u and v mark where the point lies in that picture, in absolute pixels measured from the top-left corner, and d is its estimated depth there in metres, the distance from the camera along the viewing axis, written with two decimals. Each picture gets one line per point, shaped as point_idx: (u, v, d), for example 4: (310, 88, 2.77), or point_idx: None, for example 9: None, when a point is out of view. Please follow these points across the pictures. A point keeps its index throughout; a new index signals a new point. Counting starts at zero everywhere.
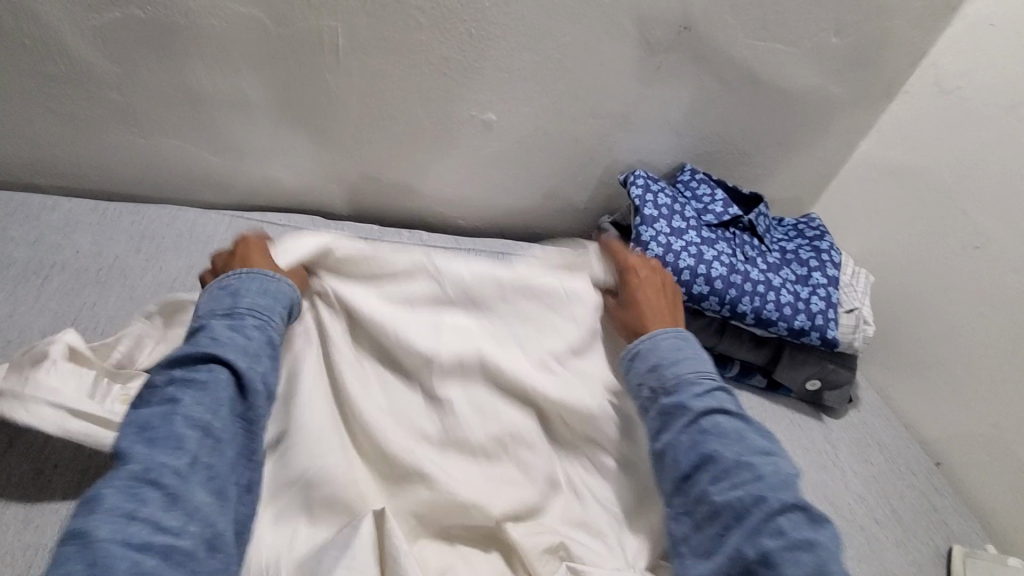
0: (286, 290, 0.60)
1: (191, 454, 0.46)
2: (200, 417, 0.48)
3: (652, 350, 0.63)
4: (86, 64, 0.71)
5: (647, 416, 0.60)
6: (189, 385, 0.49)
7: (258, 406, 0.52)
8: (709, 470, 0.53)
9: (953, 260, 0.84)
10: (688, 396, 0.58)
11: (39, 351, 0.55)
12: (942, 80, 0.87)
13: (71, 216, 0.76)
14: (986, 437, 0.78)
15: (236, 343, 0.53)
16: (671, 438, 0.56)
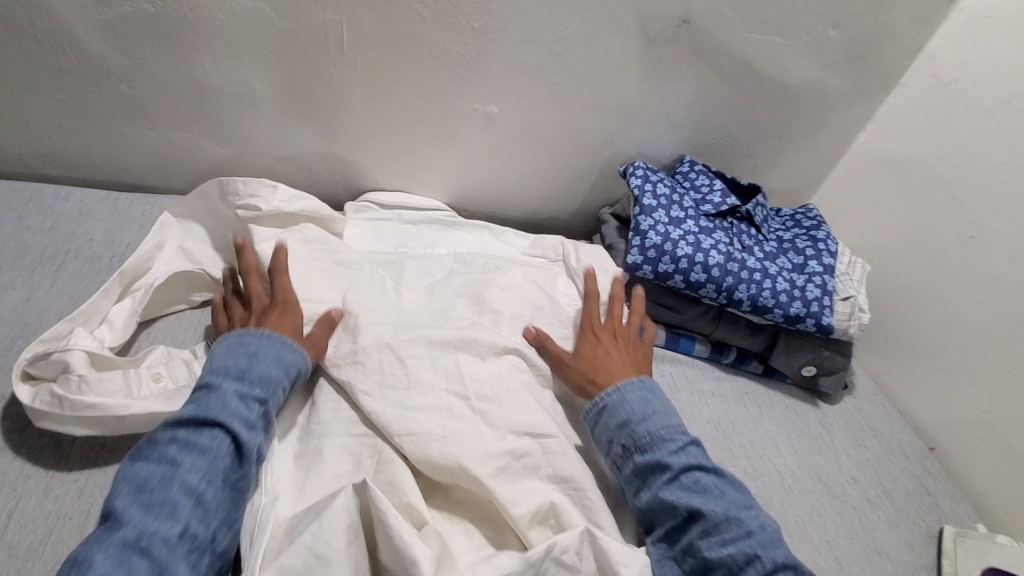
0: (295, 359, 0.62)
1: (182, 524, 0.48)
2: (195, 486, 0.50)
3: (619, 407, 0.66)
4: (98, 57, 0.73)
5: (623, 472, 0.63)
6: (192, 448, 0.51)
7: (251, 475, 0.54)
8: (698, 526, 0.58)
9: (947, 249, 0.85)
10: (665, 452, 0.62)
11: (60, 360, 0.56)
12: (939, 72, 0.88)
13: (84, 205, 0.78)
14: (979, 423, 0.79)
15: (241, 412, 0.55)
16: (652, 495, 0.60)
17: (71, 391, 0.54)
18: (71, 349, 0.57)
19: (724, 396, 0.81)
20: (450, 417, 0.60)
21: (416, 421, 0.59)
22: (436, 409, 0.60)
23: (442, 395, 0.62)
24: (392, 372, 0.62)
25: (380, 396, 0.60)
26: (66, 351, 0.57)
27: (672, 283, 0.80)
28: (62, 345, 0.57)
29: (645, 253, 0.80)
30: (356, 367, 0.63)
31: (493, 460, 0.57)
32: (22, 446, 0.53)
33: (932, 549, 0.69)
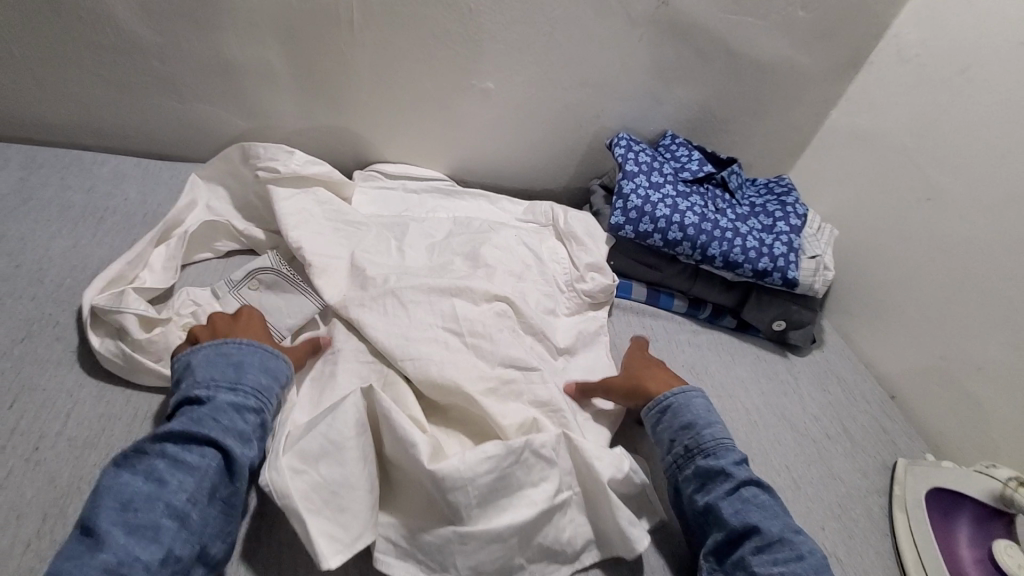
0: (287, 369, 0.62)
1: (164, 548, 0.46)
2: (183, 507, 0.48)
3: (686, 409, 0.67)
4: (133, 34, 0.81)
5: (682, 472, 0.64)
6: (179, 466, 0.50)
7: (242, 490, 0.53)
8: (752, 540, 0.58)
9: (907, 212, 0.92)
10: (728, 461, 0.63)
11: (122, 320, 0.61)
12: (902, 49, 0.95)
13: (120, 170, 0.87)
14: (933, 369, 0.86)
15: (234, 427, 0.54)
16: (712, 499, 0.61)
17: (134, 349, 0.60)
18: (129, 311, 0.62)
19: (699, 345, 0.89)
20: (446, 349, 0.67)
21: (416, 349, 0.66)
22: (433, 342, 0.68)
23: (440, 331, 0.69)
24: (395, 310, 0.70)
25: (384, 327, 0.68)
26: (122, 311, 0.62)
27: (652, 242, 0.88)
28: (118, 304, 0.62)
29: (627, 214, 0.87)
30: (363, 305, 0.70)
31: (483, 383, 0.65)
32: (73, 362, 0.60)
33: (884, 476, 0.76)
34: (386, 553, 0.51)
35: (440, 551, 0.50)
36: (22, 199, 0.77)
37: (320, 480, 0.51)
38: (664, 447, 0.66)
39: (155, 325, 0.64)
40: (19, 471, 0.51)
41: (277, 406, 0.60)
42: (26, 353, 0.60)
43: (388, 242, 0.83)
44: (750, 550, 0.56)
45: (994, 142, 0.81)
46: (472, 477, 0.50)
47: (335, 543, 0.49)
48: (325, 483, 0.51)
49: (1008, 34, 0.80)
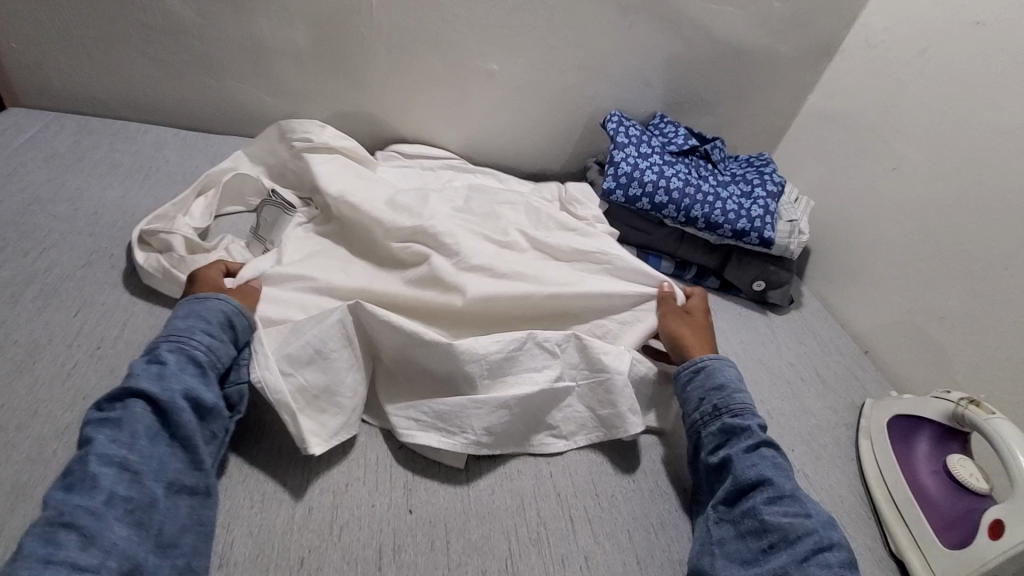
0: (216, 305, 0.61)
1: (107, 490, 0.46)
2: (114, 454, 0.48)
3: (719, 371, 0.68)
4: (179, 17, 0.92)
5: (707, 428, 0.65)
6: (105, 424, 0.50)
7: (185, 422, 0.52)
8: (765, 492, 0.59)
9: (876, 181, 1.00)
10: (754, 422, 0.64)
11: (166, 241, 0.71)
12: (871, 36, 1.04)
13: (161, 138, 0.96)
14: (901, 323, 0.94)
15: (150, 371, 0.54)
16: (733, 453, 0.62)
17: (173, 266, 0.68)
18: (174, 234, 0.71)
19: None
20: (491, 275, 0.75)
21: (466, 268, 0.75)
22: (479, 270, 0.75)
23: (470, 258, 0.75)
24: (445, 237, 0.76)
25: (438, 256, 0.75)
26: (170, 234, 0.71)
27: (640, 206, 0.96)
28: (167, 227, 0.72)
29: (618, 180, 0.95)
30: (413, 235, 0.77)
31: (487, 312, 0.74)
32: (128, 284, 0.69)
33: (854, 413, 0.83)
34: (410, 428, 0.61)
35: (457, 417, 0.61)
36: (77, 157, 0.87)
37: (304, 384, 0.59)
38: (691, 404, 0.67)
39: (195, 252, 0.72)
40: (85, 363, 0.59)
41: (212, 339, 0.59)
42: (86, 276, 0.68)
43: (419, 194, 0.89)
44: (761, 500, 0.57)
45: (950, 114, 0.89)
46: (485, 351, 0.64)
47: (314, 435, 0.58)
48: (309, 386, 0.59)
49: (960, 17, 0.88)
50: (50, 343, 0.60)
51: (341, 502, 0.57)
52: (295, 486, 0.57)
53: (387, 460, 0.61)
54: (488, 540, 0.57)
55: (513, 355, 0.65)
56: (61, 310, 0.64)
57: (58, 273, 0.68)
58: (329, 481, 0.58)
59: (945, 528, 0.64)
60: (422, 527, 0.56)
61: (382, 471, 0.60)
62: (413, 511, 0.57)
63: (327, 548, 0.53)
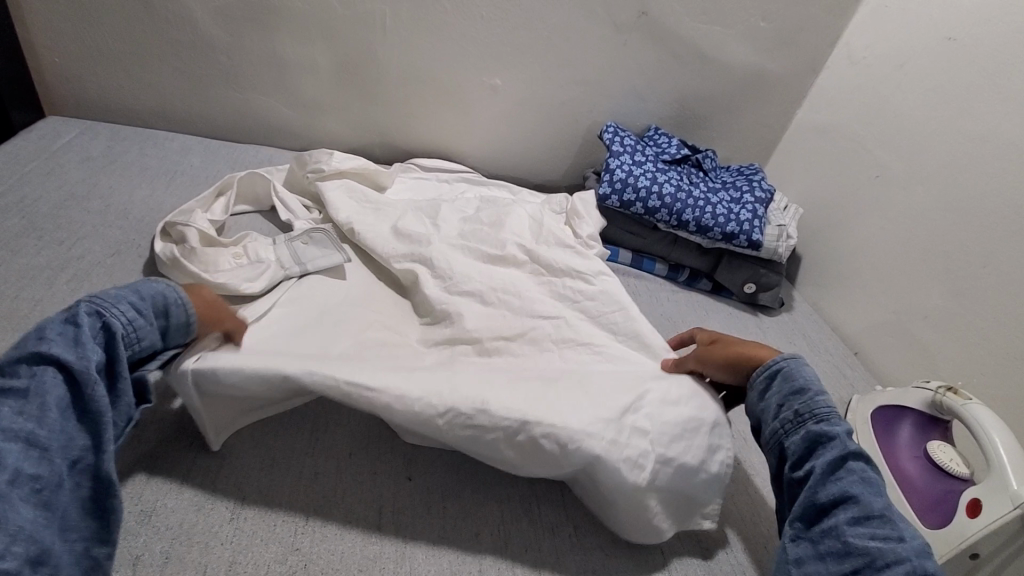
0: (154, 282, 0.57)
1: (11, 470, 0.43)
2: (18, 429, 0.45)
3: (799, 374, 0.62)
4: (208, 36, 1.00)
5: (788, 438, 0.59)
6: (8, 395, 0.46)
7: (98, 399, 0.49)
8: (850, 510, 0.52)
9: (861, 189, 1.05)
10: (842, 430, 0.57)
11: (181, 233, 0.76)
12: (852, 54, 1.10)
13: (186, 146, 1.03)
14: (889, 324, 0.96)
15: (63, 337, 0.49)
16: (816, 466, 0.56)
17: (185, 257, 0.74)
18: (189, 227, 0.77)
19: (678, 302, 1.01)
20: (482, 302, 0.79)
21: (455, 293, 0.80)
22: (472, 295, 0.80)
23: (464, 273, 0.81)
24: (441, 262, 0.82)
25: (430, 280, 0.81)
26: (186, 227, 0.77)
27: (634, 210, 1.01)
28: (184, 220, 0.77)
29: (613, 186, 1.00)
30: (408, 256, 0.84)
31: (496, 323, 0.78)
32: (154, 272, 0.75)
33: (841, 407, 0.86)
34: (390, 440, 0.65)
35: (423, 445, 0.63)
36: (109, 161, 0.94)
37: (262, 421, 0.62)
38: (771, 411, 0.61)
39: (210, 246, 0.78)
40: None
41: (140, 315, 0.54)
42: (115, 264, 0.74)
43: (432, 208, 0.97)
44: (844, 519, 0.51)
45: (928, 123, 0.94)
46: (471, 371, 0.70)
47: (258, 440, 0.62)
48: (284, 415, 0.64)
49: (933, 33, 0.95)
50: None
51: (345, 470, 0.61)
52: (304, 451, 0.62)
53: (390, 433, 0.66)
54: (482, 507, 0.61)
55: (498, 443, 0.57)
56: (93, 291, 0.69)
57: (90, 260, 0.73)
58: (334, 450, 0.63)
59: (926, 511, 0.66)
60: (421, 492, 0.61)
61: (385, 442, 0.65)
62: (412, 479, 0.62)
63: (331, 508, 0.57)
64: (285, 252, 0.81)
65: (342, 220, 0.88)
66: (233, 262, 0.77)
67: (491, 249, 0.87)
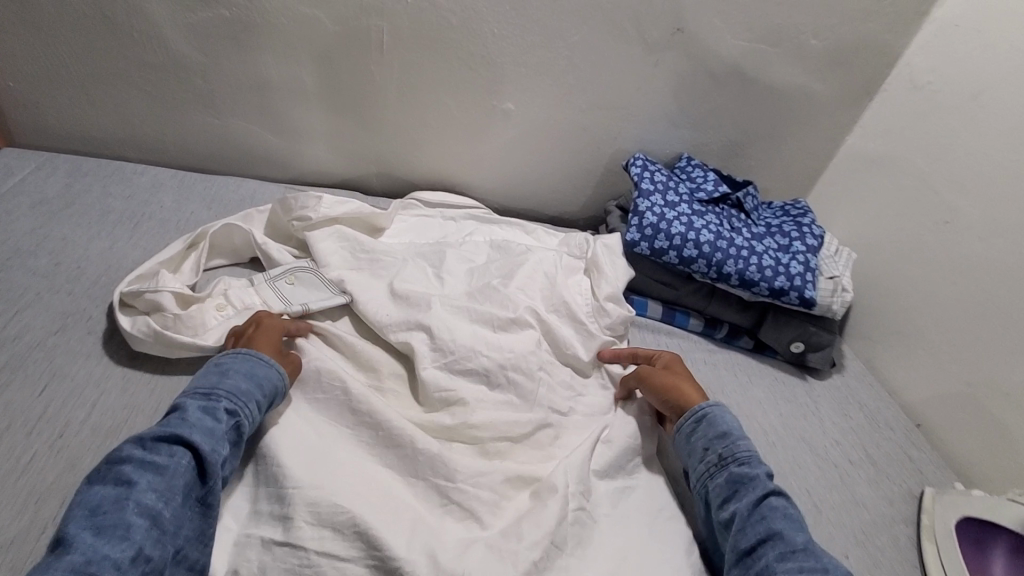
0: (269, 375, 0.62)
1: (136, 547, 0.46)
2: (152, 506, 0.48)
3: (721, 419, 0.67)
4: (181, 55, 0.88)
5: (713, 481, 0.63)
6: (148, 468, 0.50)
7: (214, 492, 0.53)
8: (774, 546, 0.54)
9: (928, 234, 0.91)
10: (761, 471, 0.61)
11: (152, 300, 0.66)
12: (915, 76, 0.95)
13: (157, 180, 0.91)
14: (961, 398, 0.83)
15: (204, 426, 0.54)
16: (741, 506, 0.59)
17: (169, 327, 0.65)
18: (161, 292, 0.67)
19: (715, 365, 0.88)
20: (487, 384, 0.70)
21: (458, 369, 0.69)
22: (474, 375, 0.70)
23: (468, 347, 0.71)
24: (443, 331, 0.71)
25: (430, 357, 0.69)
26: (157, 292, 0.67)
27: (667, 259, 0.88)
28: (153, 286, 0.67)
29: (643, 231, 0.88)
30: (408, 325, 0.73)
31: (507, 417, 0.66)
32: (102, 353, 0.63)
33: (912, 506, 0.73)
34: None
35: None
36: (67, 202, 0.82)
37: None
38: (696, 455, 0.65)
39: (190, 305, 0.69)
40: (44, 453, 0.53)
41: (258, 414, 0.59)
42: (60, 343, 0.62)
43: (436, 259, 0.85)
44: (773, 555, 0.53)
45: (1012, 165, 0.80)
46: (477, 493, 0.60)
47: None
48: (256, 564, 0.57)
49: (1018, 60, 0.80)
50: (8, 429, 0.54)
51: None
52: None
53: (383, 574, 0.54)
54: None
55: None
56: (26, 386, 0.58)
57: (27, 341, 0.62)
58: None
59: None
60: None
61: None
62: None
63: None
64: (270, 293, 0.75)
65: (334, 285, 0.76)
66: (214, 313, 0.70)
67: (503, 312, 0.76)
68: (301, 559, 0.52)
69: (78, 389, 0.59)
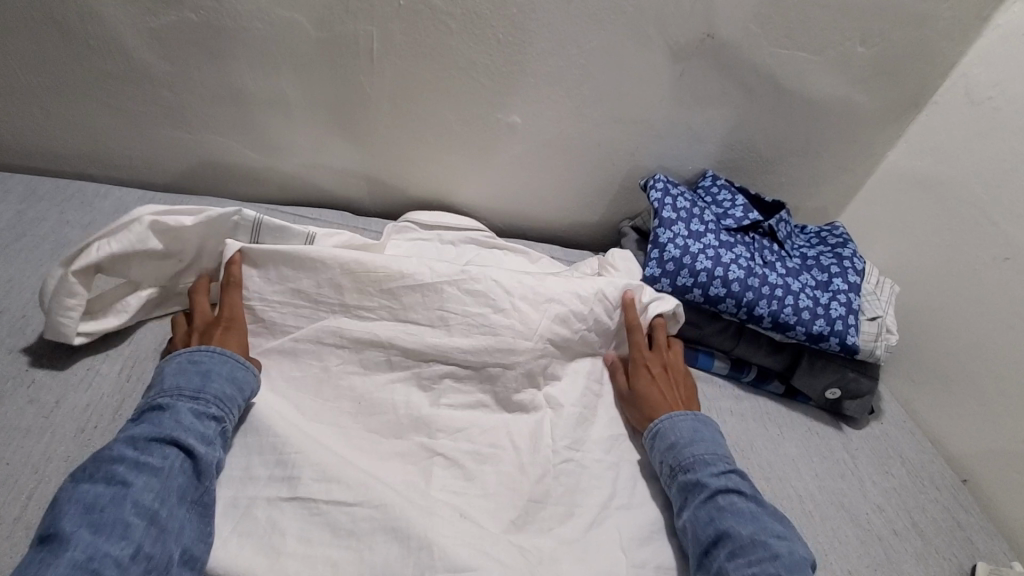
0: (248, 376, 0.61)
1: (135, 544, 0.47)
2: (149, 505, 0.49)
3: (671, 430, 0.66)
4: (144, 64, 0.77)
5: (668, 491, 0.63)
6: (142, 468, 0.50)
7: (212, 489, 0.54)
8: (727, 546, 0.55)
9: (982, 270, 0.82)
10: (706, 473, 0.61)
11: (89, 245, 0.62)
12: (973, 90, 0.85)
13: (122, 203, 0.82)
14: (1015, 457, 0.75)
15: (198, 429, 0.55)
16: (690, 513, 0.59)
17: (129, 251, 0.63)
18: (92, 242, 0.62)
19: (743, 414, 0.79)
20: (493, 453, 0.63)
21: (450, 346, 0.68)
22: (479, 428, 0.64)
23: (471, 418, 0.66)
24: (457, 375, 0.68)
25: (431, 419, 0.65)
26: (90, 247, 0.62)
27: (691, 297, 0.79)
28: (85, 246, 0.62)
29: (664, 266, 0.79)
30: (418, 298, 0.69)
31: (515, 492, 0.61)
32: (51, 429, 0.56)
33: None
34: None
35: None
36: (17, 236, 0.73)
37: None
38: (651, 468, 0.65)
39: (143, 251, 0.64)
40: None
41: (241, 415, 0.60)
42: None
43: None
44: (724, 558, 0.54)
45: None
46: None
47: None
48: None
49: None
50: None
51: None
52: None
53: None
54: None
55: None
56: None
57: None
58: None
59: None
60: None
61: None
62: None
63: None
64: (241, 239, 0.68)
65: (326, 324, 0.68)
66: (122, 236, 0.63)
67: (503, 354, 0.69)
68: (310, 509, 0.55)
69: (16, 475, 0.52)
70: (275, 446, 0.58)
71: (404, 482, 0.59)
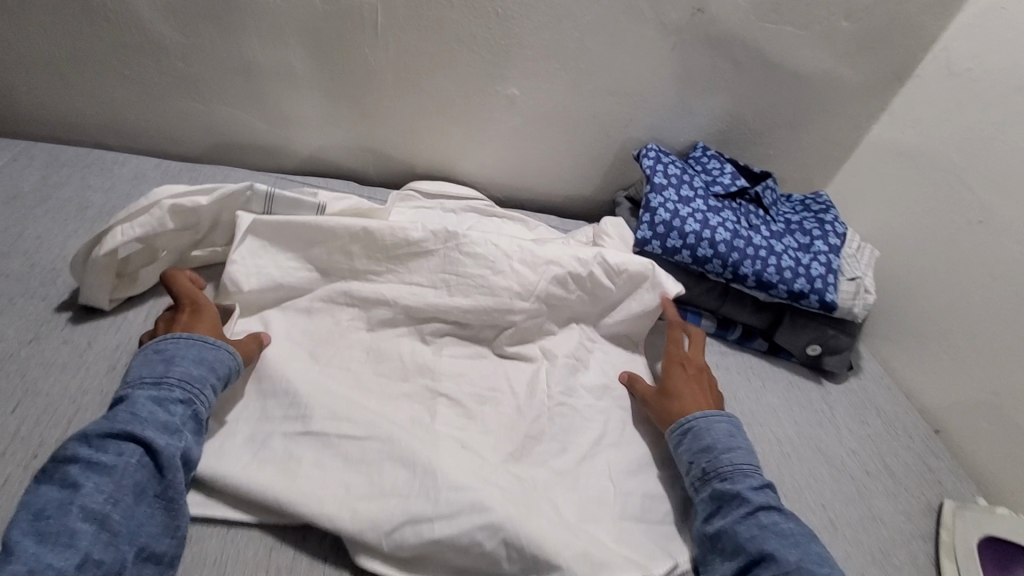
0: (220, 356, 0.60)
1: (82, 553, 0.44)
2: (98, 509, 0.46)
3: (707, 432, 0.64)
4: (161, 37, 0.81)
5: (698, 495, 0.61)
6: (93, 468, 0.48)
7: (178, 484, 0.51)
8: (768, 567, 0.53)
9: (958, 234, 0.86)
10: (745, 486, 0.59)
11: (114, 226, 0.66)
12: (953, 63, 0.89)
13: (140, 170, 0.86)
14: (985, 407, 0.80)
15: (159, 419, 0.53)
16: (726, 524, 0.57)
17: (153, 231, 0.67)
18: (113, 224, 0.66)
19: (729, 368, 0.84)
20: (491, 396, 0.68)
21: (453, 300, 0.72)
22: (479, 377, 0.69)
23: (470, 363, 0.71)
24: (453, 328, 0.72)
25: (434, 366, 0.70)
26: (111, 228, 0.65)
27: (680, 258, 0.83)
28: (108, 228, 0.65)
29: (655, 229, 0.83)
30: (421, 263, 0.74)
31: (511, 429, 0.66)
32: (84, 367, 0.61)
33: (930, 520, 0.71)
34: None
35: None
36: (42, 198, 0.77)
37: None
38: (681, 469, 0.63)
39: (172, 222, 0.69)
40: (15, 479, 0.51)
41: (215, 396, 0.59)
42: (33, 355, 0.61)
43: None
44: None
45: None
46: None
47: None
48: None
49: None
50: None
51: None
52: None
53: None
54: None
55: None
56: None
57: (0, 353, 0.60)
58: None
59: None
60: None
61: None
62: None
63: None
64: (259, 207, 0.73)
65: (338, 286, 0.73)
66: (144, 220, 0.66)
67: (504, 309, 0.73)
68: (323, 447, 0.59)
69: (54, 407, 0.57)
70: (289, 389, 0.63)
71: (410, 420, 0.63)
